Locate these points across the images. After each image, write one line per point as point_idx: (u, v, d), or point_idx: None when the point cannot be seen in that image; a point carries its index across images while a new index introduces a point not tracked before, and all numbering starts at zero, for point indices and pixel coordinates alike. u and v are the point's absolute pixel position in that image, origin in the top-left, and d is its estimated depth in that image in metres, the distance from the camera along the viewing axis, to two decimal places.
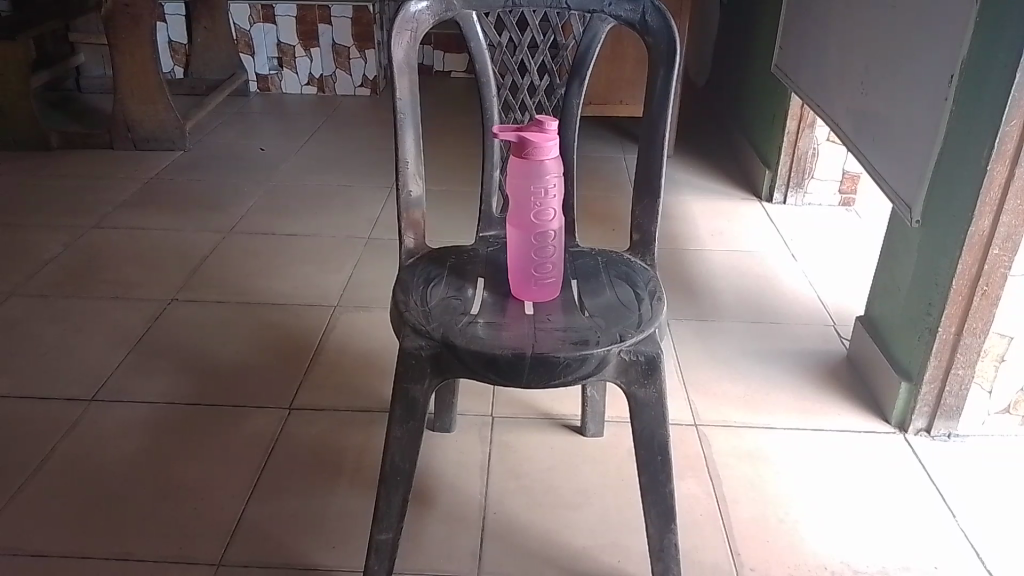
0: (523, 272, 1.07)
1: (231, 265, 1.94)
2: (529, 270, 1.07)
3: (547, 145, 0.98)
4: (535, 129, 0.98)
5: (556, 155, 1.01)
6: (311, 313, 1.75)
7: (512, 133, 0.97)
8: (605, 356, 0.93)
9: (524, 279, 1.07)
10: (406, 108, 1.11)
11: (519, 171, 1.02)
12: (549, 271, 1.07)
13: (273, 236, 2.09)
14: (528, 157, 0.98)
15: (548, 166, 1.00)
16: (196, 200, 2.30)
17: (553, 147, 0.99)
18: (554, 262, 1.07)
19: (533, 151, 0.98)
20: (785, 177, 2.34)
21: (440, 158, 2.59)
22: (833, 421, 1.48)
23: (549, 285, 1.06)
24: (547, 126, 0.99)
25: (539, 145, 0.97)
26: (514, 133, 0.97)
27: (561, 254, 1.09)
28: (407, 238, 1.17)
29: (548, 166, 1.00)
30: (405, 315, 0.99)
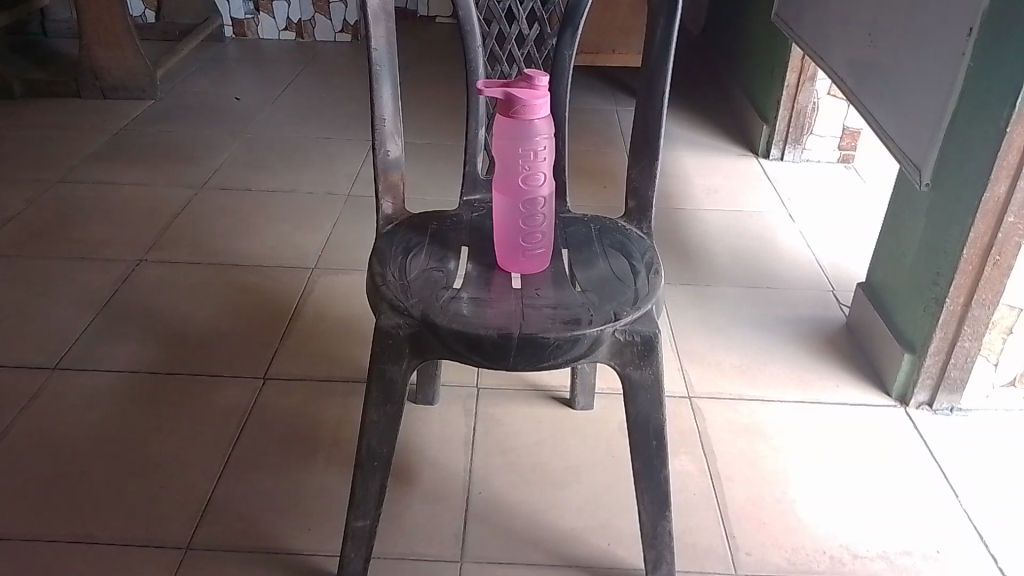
0: (509, 243, 0.99)
1: (204, 223, 1.85)
2: (518, 242, 0.99)
3: (538, 102, 0.89)
4: (524, 84, 0.89)
5: (547, 114, 0.92)
6: (288, 275, 1.67)
7: (499, 89, 0.89)
8: (598, 337, 0.86)
9: (511, 250, 0.99)
10: (383, 61, 1.03)
11: (505, 130, 0.93)
12: (538, 242, 0.99)
13: (248, 191, 2.00)
14: (516, 116, 0.89)
15: (538, 126, 0.91)
16: (168, 153, 2.19)
17: (544, 104, 0.90)
18: (545, 233, 0.99)
19: (522, 110, 0.89)
20: (783, 132, 2.25)
21: (424, 109, 2.48)
22: (833, 394, 1.43)
23: (537, 258, 0.98)
24: (537, 82, 0.90)
25: (529, 101, 0.88)
26: (501, 89, 0.89)
27: (551, 222, 1.01)
28: (384, 203, 1.08)
29: (538, 126, 0.92)
30: (381, 291, 0.91)
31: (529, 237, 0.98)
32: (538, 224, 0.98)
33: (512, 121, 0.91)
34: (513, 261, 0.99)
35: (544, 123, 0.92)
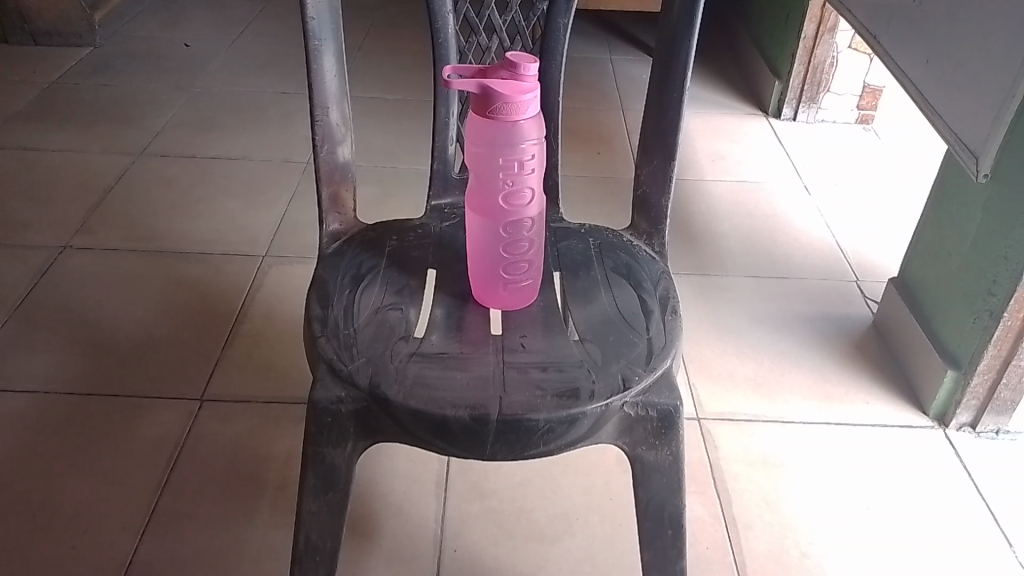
0: (486, 275, 0.78)
1: (140, 200, 1.61)
2: (498, 275, 0.77)
3: (523, 98, 0.67)
4: (505, 74, 0.67)
5: (537, 114, 0.70)
6: (236, 265, 1.45)
7: (473, 82, 0.66)
8: (601, 415, 0.66)
9: (489, 284, 0.78)
10: (324, 33, 0.79)
11: (478, 133, 0.71)
12: (523, 274, 0.77)
13: (193, 159, 1.75)
14: (495, 116, 0.67)
15: (524, 129, 0.69)
16: (105, 112, 1.92)
17: (533, 101, 0.68)
18: (532, 261, 0.78)
19: (503, 110, 0.67)
20: (797, 90, 2.03)
21: (396, 58, 2.22)
22: (862, 412, 1.24)
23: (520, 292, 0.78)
24: (523, 73, 0.67)
25: (511, 98, 0.66)
26: (475, 83, 0.66)
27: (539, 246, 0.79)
28: (328, 216, 0.86)
29: (525, 130, 0.69)
30: (319, 347, 0.70)
31: (512, 268, 0.77)
32: (524, 253, 0.77)
33: (490, 124, 0.69)
34: (492, 297, 0.78)
35: (532, 124, 0.70)
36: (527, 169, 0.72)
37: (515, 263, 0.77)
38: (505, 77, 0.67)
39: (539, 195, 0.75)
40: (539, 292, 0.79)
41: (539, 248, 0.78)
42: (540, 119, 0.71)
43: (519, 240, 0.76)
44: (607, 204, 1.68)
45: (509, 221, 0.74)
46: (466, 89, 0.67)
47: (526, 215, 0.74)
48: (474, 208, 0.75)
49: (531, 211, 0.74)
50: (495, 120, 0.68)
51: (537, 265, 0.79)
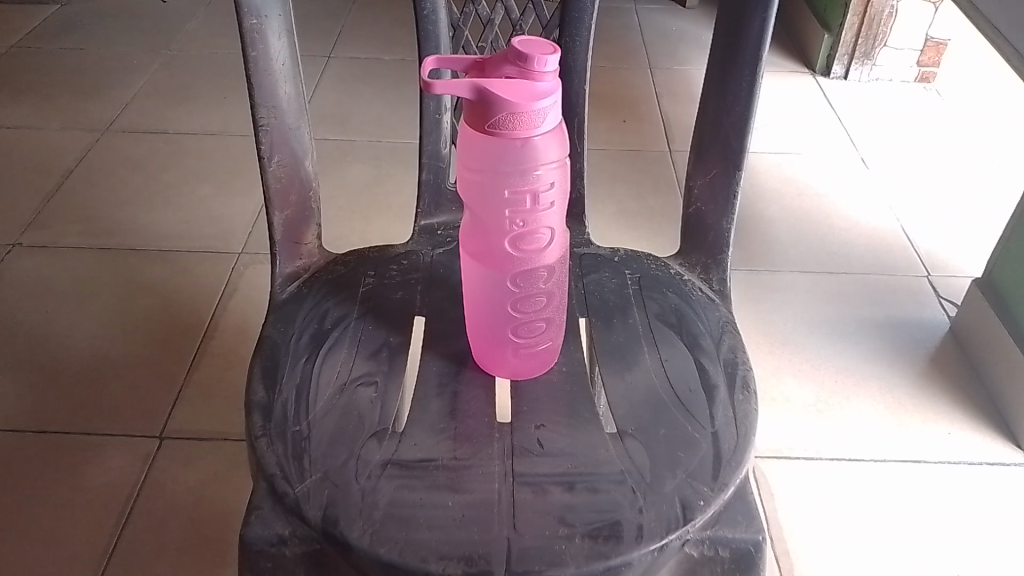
0: (491, 337, 0.58)
1: (102, 185, 1.41)
2: (504, 337, 0.57)
3: (535, 105, 0.46)
4: (511, 70, 0.47)
5: (558, 125, 0.49)
6: (208, 265, 1.25)
7: (465, 85, 0.46)
8: (652, 562, 0.48)
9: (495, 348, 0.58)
10: (266, 8, 0.58)
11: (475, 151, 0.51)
12: (538, 334, 0.58)
13: (165, 134, 1.54)
14: (498, 132, 0.47)
15: (540, 148, 0.49)
16: (69, 80, 1.71)
17: (549, 109, 0.47)
18: (550, 315, 0.58)
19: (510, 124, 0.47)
20: (850, 44, 1.78)
21: (396, 12, 1.98)
22: (944, 446, 1.04)
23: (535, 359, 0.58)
24: (536, 69, 0.47)
25: (517, 105, 0.46)
26: (468, 85, 0.46)
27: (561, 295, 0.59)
28: (281, 250, 0.65)
29: (542, 149, 0.49)
30: (258, 455, 0.52)
31: (524, 327, 0.57)
32: (540, 308, 0.57)
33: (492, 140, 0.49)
34: (498, 364, 0.58)
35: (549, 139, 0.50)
36: (543, 200, 0.52)
37: (528, 321, 0.57)
38: (510, 74, 0.47)
39: (560, 234, 0.54)
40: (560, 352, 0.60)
41: (558, 299, 0.58)
42: (562, 132, 0.50)
43: (532, 294, 0.56)
44: (636, 184, 1.46)
45: (520, 271, 0.54)
46: (455, 93, 0.47)
47: (543, 262, 0.54)
48: (472, 250, 0.55)
49: (549, 257, 0.54)
50: (496, 135, 0.48)
51: (558, 319, 0.59)
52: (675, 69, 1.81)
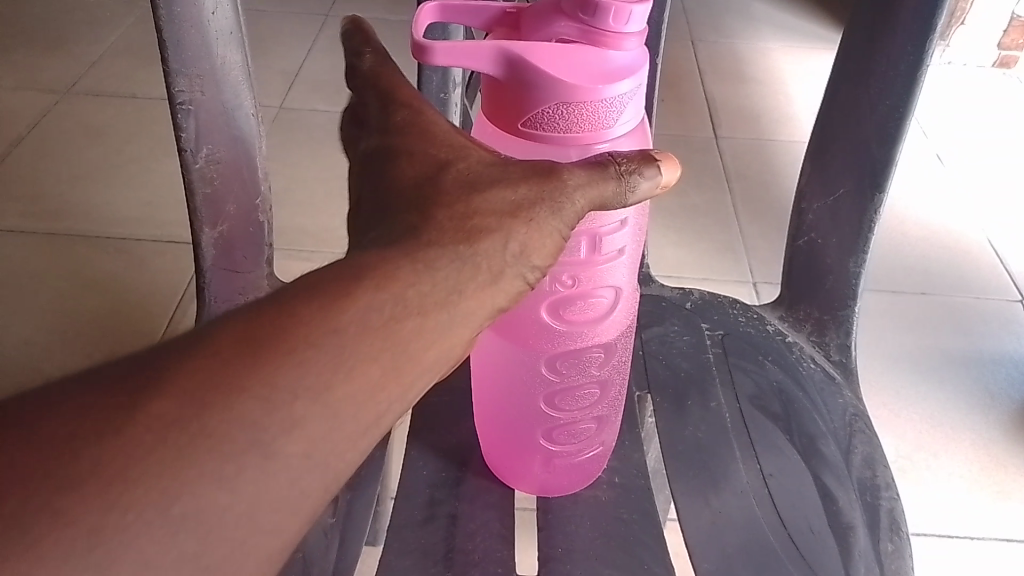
0: (513, 438, 0.40)
1: (58, 157, 1.20)
2: (532, 438, 0.39)
3: (604, 93, 0.29)
4: (570, 31, 0.30)
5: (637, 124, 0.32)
6: (171, 257, 1.05)
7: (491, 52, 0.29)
8: None
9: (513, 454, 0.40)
10: None
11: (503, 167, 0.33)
12: (581, 437, 0.40)
13: (133, 97, 1.33)
14: (541, 131, 0.30)
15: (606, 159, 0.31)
16: (30, 34, 1.49)
17: (625, 99, 0.30)
18: (603, 414, 0.40)
19: (559, 119, 0.30)
20: None
21: None
22: None
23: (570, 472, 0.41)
24: (609, 34, 0.29)
25: (575, 90, 0.29)
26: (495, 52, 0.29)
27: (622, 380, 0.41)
28: (209, 275, 0.48)
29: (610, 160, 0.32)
30: None
31: (567, 427, 0.39)
32: (591, 401, 0.39)
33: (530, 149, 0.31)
34: (518, 473, 0.41)
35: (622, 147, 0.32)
36: (607, 248, 0.33)
37: (571, 418, 0.39)
38: (566, 40, 0.30)
39: (631, 297, 0.36)
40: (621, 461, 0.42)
41: (617, 386, 0.40)
42: (643, 137, 0.33)
43: (582, 383, 0.38)
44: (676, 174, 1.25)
45: (567, 351, 0.36)
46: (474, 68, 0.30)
47: (603, 338, 0.36)
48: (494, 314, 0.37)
49: (611, 332, 0.36)
50: (538, 139, 0.31)
51: (612, 412, 0.41)
52: (722, 43, 1.59)
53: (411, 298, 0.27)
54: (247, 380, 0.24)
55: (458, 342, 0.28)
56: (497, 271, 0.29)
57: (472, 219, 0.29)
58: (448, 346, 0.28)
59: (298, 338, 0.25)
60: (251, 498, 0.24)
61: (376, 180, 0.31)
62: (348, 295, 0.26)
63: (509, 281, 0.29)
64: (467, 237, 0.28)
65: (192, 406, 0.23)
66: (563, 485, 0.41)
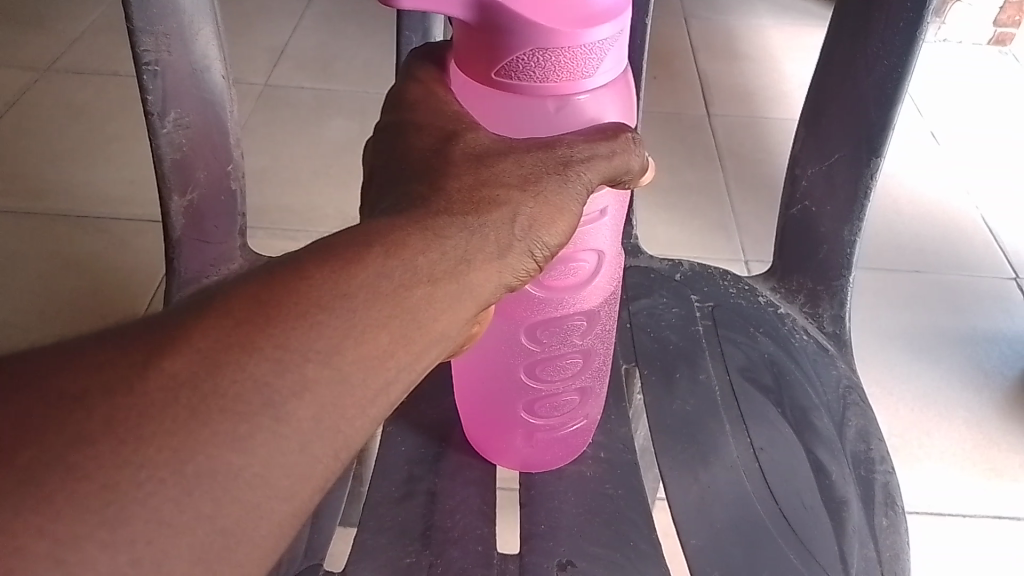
0: (497, 415, 0.39)
1: (38, 135, 1.18)
2: (513, 411, 0.38)
3: (580, 39, 0.28)
4: None
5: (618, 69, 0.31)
6: (153, 236, 1.03)
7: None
8: None
9: (498, 430, 0.39)
10: None
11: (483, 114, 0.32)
12: (565, 408, 0.39)
13: (116, 74, 1.31)
14: (521, 78, 0.29)
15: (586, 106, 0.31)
16: (10, 10, 1.46)
17: (606, 44, 0.29)
18: (585, 384, 0.39)
19: (538, 66, 0.29)
20: None
21: None
22: None
23: (558, 445, 0.40)
24: None
25: (553, 34, 0.28)
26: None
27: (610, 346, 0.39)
28: (178, 246, 0.46)
29: (589, 107, 0.31)
30: None
31: (548, 400, 0.38)
32: (573, 370, 0.37)
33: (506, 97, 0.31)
34: (499, 448, 0.40)
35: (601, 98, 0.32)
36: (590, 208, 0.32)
37: (552, 390, 0.38)
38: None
39: (615, 262, 0.35)
40: (608, 434, 0.41)
41: (601, 356, 0.38)
42: (623, 86, 0.32)
43: (562, 353, 0.36)
44: (669, 152, 1.23)
45: (546, 320, 0.35)
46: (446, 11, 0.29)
47: (584, 306, 0.35)
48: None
49: (592, 299, 0.35)
50: (515, 89, 0.30)
51: (597, 383, 0.40)
52: (714, 20, 1.57)
53: (421, 265, 0.27)
54: (260, 342, 0.25)
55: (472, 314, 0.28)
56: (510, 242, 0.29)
57: (480, 190, 0.29)
58: (462, 318, 0.28)
59: (302, 310, 0.25)
60: (263, 459, 0.24)
61: (389, 154, 0.32)
62: (355, 262, 0.27)
63: (517, 256, 0.29)
64: (475, 207, 0.29)
65: (206, 370, 0.24)
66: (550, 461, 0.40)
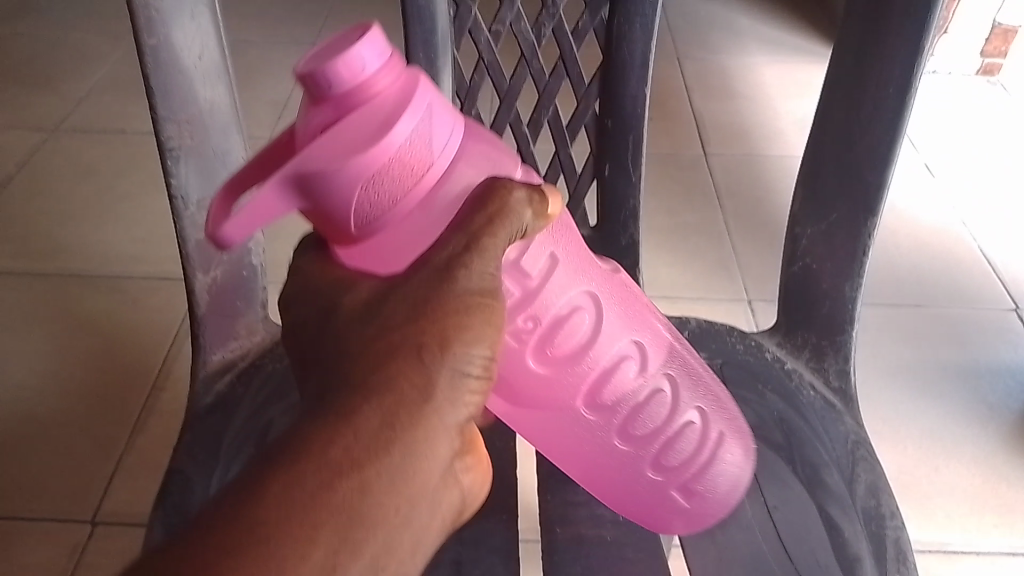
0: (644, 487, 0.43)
1: (49, 195, 1.20)
2: (641, 475, 0.43)
3: (392, 146, 0.29)
4: (324, 120, 0.30)
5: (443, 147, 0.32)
6: (165, 294, 1.05)
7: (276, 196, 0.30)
8: None
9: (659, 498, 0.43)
10: None
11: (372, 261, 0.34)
12: (684, 450, 0.43)
13: (123, 133, 1.33)
14: (369, 220, 0.31)
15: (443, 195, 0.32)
16: (17, 72, 1.48)
17: (414, 140, 0.30)
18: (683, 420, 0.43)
19: (367, 205, 0.30)
20: None
21: None
22: None
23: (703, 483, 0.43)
24: (353, 106, 0.29)
25: (363, 168, 0.29)
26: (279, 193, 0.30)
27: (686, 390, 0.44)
28: (202, 327, 0.47)
29: (441, 198, 0.32)
30: None
31: (666, 450, 0.42)
32: (666, 412, 0.42)
33: (380, 237, 0.32)
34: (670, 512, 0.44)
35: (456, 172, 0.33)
36: (541, 278, 0.37)
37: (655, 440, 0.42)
38: (325, 124, 0.30)
39: (608, 300, 0.40)
40: (740, 496, 0.44)
41: (688, 395, 0.43)
42: (466, 158, 0.33)
43: (638, 404, 0.41)
44: (669, 195, 1.25)
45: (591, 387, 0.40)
46: (282, 216, 0.31)
47: (609, 355, 0.40)
48: (508, 410, 0.41)
49: (612, 345, 0.40)
50: (380, 225, 0.31)
51: (720, 420, 0.44)
52: (706, 60, 1.60)
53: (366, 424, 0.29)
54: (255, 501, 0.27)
55: (439, 442, 0.30)
56: (444, 357, 0.30)
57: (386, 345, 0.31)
58: (424, 448, 0.29)
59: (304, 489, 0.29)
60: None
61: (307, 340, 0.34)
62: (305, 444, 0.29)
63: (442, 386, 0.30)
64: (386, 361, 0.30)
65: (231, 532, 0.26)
66: (720, 508, 0.44)
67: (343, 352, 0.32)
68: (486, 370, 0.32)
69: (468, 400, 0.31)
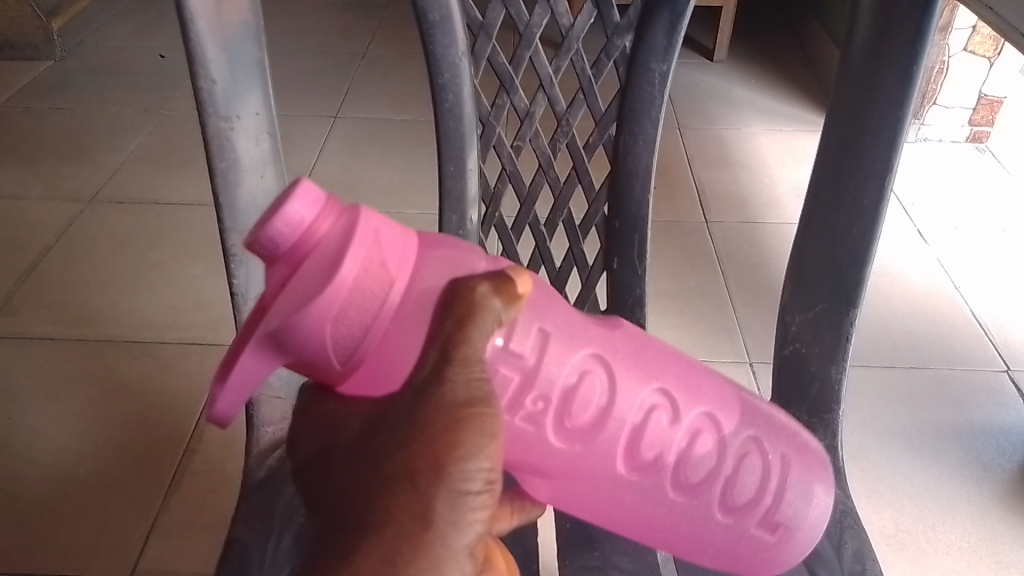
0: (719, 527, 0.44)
1: (84, 264, 1.26)
2: (712, 519, 0.43)
3: (344, 282, 0.30)
4: (281, 275, 0.32)
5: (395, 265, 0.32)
6: (195, 359, 1.10)
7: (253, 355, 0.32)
8: None
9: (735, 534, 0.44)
10: (239, 107, 0.45)
11: (372, 387, 0.35)
12: (747, 487, 0.43)
13: (154, 204, 1.40)
14: (344, 355, 0.32)
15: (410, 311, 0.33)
16: (54, 145, 1.56)
17: (364, 271, 0.31)
18: (729, 466, 0.43)
19: (334, 342, 0.31)
20: None
21: (405, 67, 1.85)
22: None
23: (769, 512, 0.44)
24: (298, 259, 0.31)
25: (319, 312, 0.30)
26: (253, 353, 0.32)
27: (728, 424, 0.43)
28: (255, 405, 0.53)
29: (406, 314, 0.33)
30: None
31: (726, 490, 0.43)
32: (714, 453, 0.42)
33: (368, 363, 0.33)
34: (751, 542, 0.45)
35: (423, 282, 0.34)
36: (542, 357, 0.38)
37: (709, 485, 0.42)
38: (282, 279, 0.32)
39: (617, 358, 0.40)
40: (813, 514, 0.45)
41: (733, 427, 0.43)
42: (427, 267, 0.34)
43: (677, 458, 0.41)
44: (673, 262, 1.31)
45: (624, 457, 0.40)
46: (267, 374, 0.33)
47: (634, 412, 0.40)
48: (554, 495, 0.43)
49: (631, 403, 0.40)
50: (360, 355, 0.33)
51: (773, 445, 0.44)
52: (706, 130, 1.67)
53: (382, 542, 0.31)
54: None
55: (449, 567, 0.31)
56: (439, 481, 0.31)
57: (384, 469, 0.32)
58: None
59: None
60: None
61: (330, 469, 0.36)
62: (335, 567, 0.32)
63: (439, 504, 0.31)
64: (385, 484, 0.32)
65: None
66: (806, 538, 0.45)
67: (348, 480, 0.33)
68: (487, 482, 0.32)
69: (475, 518, 0.32)
